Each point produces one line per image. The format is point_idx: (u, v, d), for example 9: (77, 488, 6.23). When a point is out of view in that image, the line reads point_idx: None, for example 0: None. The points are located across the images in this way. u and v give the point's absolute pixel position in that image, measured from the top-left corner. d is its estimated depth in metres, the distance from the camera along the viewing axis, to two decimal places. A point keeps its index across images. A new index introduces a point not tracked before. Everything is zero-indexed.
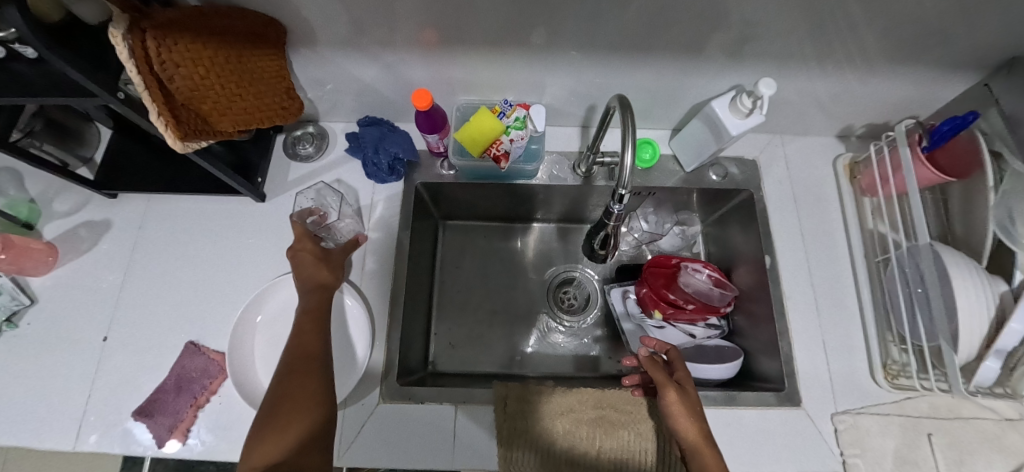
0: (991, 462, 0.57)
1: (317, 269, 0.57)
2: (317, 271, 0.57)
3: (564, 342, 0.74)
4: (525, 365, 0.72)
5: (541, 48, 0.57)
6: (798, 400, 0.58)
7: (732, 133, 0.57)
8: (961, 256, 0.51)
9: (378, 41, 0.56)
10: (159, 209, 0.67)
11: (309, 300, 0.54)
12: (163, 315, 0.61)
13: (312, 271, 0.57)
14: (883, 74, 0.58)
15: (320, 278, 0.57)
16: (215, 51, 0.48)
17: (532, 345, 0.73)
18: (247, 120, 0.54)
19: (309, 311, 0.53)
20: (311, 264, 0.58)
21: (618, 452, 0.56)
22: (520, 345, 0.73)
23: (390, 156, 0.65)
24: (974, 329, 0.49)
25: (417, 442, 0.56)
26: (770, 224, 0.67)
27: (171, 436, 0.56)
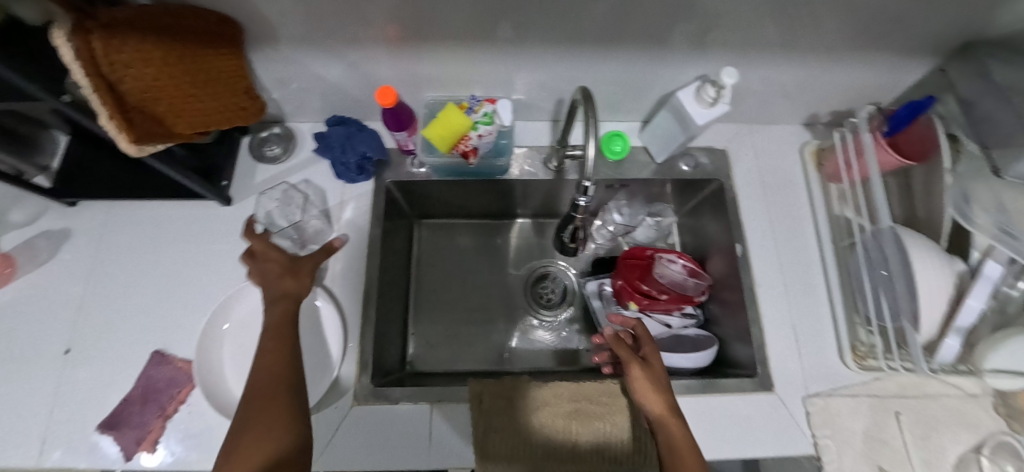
0: (956, 436, 0.58)
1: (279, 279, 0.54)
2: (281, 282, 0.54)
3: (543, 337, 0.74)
4: (504, 361, 0.72)
5: (506, 43, 0.57)
6: (771, 385, 0.59)
7: (698, 123, 0.57)
8: (920, 238, 0.53)
9: (338, 38, 0.55)
10: (122, 216, 0.65)
11: (272, 314, 0.52)
12: (129, 324, 0.60)
13: (275, 280, 0.54)
14: (843, 61, 0.59)
15: (285, 289, 0.54)
16: (169, 51, 0.47)
17: (511, 341, 0.73)
18: (205, 121, 0.53)
19: (273, 325, 0.50)
20: (276, 275, 0.55)
21: (594, 444, 0.57)
22: (499, 342, 0.73)
23: (358, 155, 0.64)
24: (933, 309, 0.50)
25: (392, 443, 0.56)
26: (740, 213, 0.68)
27: (139, 449, 0.54)
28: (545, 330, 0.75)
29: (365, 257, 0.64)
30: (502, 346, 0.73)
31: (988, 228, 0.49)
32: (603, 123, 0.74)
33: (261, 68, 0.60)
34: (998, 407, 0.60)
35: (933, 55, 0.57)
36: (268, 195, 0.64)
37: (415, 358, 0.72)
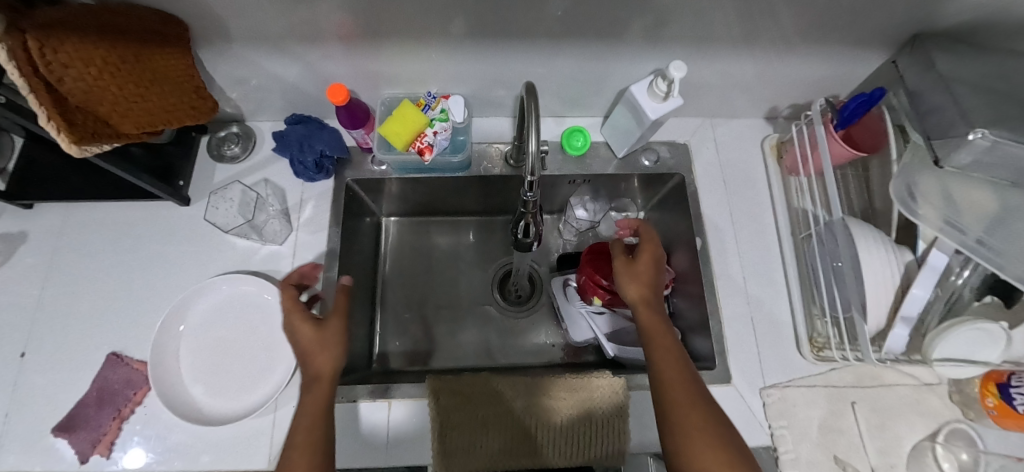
0: (912, 424, 0.59)
1: (311, 360, 0.46)
2: (311, 363, 0.46)
3: (510, 334, 0.74)
4: (470, 358, 0.72)
5: (460, 39, 0.56)
6: (729, 377, 0.60)
7: (651, 117, 0.57)
8: (869, 228, 0.53)
9: (287, 37, 0.55)
10: (79, 219, 0.64)
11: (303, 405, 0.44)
12: (87, 326, 0.59)
13: (306, 355, 0.47)
14: (797, 54, 0.59)
15: (315, 373, 0.46)
16: (109, 50, 0.46)
17: (478, 338, 0.73)
18: (152, 121, 0.52)
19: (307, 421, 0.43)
20: (306, 348, 0.47)
21: (551, 437, 0.57)
22: (466, 339, 0.73)
23: (316, 153, 0.64)
24: (881, 299, 0.50)
25: (350, 440, 0.56)
26: (701, 207, 0.68)
27: (94, 451, 0.54)
28: (512, 326, 0.75)
29: (324, 256, 0.63)
30: (469, 343, 0.73)
31: (934, 221, 0.48)
32: (566, 119, 0.74)
33: (215, 68, 0.60)
34: (953, 395, 0.61)
35: (883, 48, 0.57)
36: (218, 195, 0.63)
37: (382, 355, 0.72)
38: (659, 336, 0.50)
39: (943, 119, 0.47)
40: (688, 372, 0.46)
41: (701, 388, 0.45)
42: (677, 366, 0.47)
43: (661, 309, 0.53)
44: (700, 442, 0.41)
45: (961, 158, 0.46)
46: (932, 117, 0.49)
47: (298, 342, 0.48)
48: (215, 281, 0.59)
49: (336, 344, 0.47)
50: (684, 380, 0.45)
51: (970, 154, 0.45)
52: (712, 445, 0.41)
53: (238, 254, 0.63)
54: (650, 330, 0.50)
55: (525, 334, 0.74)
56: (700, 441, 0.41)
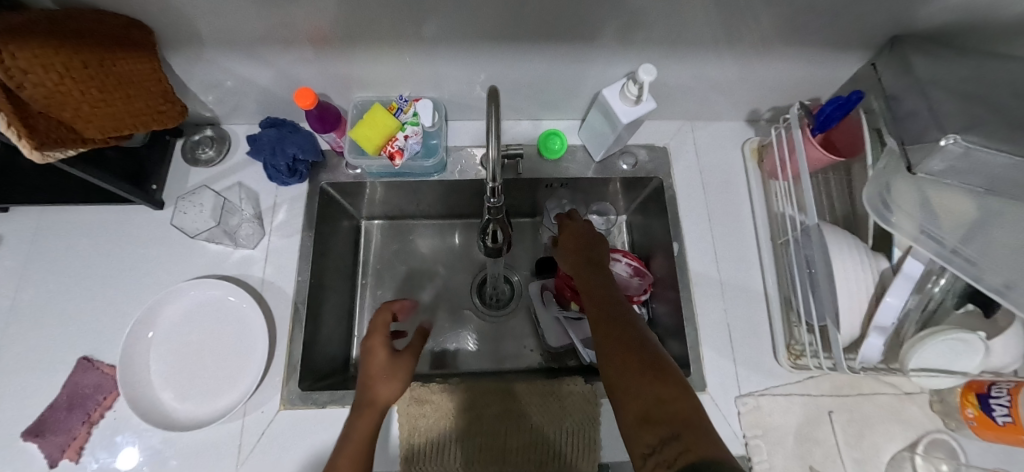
0: (890, 434, 0.58)
1: (376, 382, 0.47)
2: (376, 385, 0.46)
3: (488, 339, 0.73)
4: (446, 362, 0.72)
5: (429, 43, 0.55)
6: (703, 385, 0.59)
7: (623, 121, 0.57)
8: (843, 235, 0.52)
9: (253, 41, 0.54)
10: (53, 222, 0.64)
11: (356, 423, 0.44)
12: (58, 330, 0.59)
13: (368, 381, 0.47)
14: (774, 58, 0.58)
15: (374, 395, 0.46)
16: (70, 55, 0.46)
17: (455, 343, 0.73)
18: (118, 126, 0.52)
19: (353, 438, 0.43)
20: (370, 374, 0.47)
21: (522, 445, 0.56)
22: (443, 344, 0.73)
23: (289, 157, 0.64)
24: (854, 308, 0.49)
25: (318, 446, 0.55)
26: (679, 211, 0.68)
27: (63, 456, 0.54)
28: (486, 332, 0.74)
29: (298, 261, 0.63)
30: (445, 348, 0.72)
31: (910, 230, 0.48)
32: (545, 122, 0.74)
33: (187, 72, 0.59)
34: (934, 405, 0.59)
35: (862, 51, 0.56)
36: (187, 200, 0.63)
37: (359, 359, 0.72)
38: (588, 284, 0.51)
39: (918, 125, 0.46)
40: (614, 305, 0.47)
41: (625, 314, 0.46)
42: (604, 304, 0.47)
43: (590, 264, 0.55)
44: (623, 357, 0.41)
45: (934, 165, 0.44)
46: (909, 122, 0.48)
47: (366, 365, 0.48)
48: (185, 286, 0.59)
49: (404, 374, 0.48)
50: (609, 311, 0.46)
51: (943, 160, 0.43)
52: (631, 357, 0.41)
53: (209, 259, 0.63)
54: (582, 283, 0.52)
55: (488, 341, 0.73)
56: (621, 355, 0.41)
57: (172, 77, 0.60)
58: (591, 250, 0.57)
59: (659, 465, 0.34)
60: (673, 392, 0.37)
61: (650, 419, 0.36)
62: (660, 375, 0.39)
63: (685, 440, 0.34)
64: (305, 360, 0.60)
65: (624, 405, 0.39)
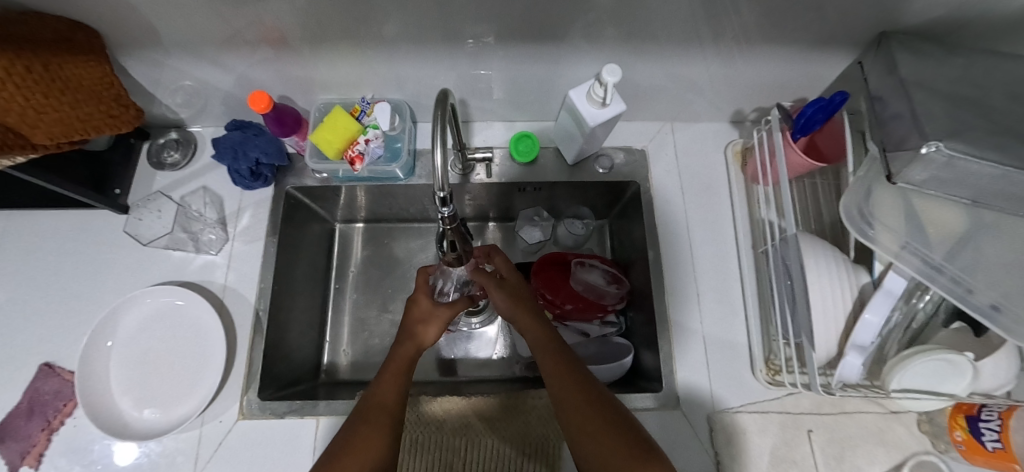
0: (873, 456, 0.55)
1: (427, 323, 0.52)
2: (420, 327, 0.52)
3: (488, 347, 0.72)
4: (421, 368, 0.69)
5: (387, 44, 0.53)
6: (675, 402, 0.56)
7: (590, 124, 0.54)
8: (821, 246, 0.49)
9: (204, 44, 0.53)
10: (19, 226, 0.63)
11: (397, 351, 0.49)
12: (22, 335, 0.59)
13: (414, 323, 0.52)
14: (752, 57, 0.55)
15: (417, 333, 0.51)
16: (13, 61, 0.44)
17: (458, 350, 0.71)
18: (64, 131, 0.51)
19: (396, 365, 0.47)
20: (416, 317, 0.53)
21: (483, 461, 0.54)
22: (447, 350, 0.71)
23: (251, 161, 0.62)
24: (830, 325, 0.46)
25: (274, 456, 0.54)
26: (656, 216, 0.65)
27: (23, 463, 0.53)
28: (494, 339, 0.72)
29: (261, 267, 0.62)
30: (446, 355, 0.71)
31: (890, 245, 0.45)
32: (519, 123, 0.71)
33: (145, 76, 0.58)
34: (922, 424, 0.56)
35: (847, 49, 0.52)
36: (145, 207, 0.64)
37: (331, 365, 0.71)
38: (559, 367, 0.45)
39: (900, 130, 0.43)
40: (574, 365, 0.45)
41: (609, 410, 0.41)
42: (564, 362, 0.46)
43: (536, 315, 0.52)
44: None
45: (915, 175, 0.40)
46: (891, 128, 0.44)
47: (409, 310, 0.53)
48: (141, 293, 0.59)
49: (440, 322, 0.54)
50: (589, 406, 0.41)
51: (925, 169, 0.40)
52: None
53: (172, 264, 0.62)
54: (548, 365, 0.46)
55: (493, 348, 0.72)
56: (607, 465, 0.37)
57: (130, 80, 0.59)
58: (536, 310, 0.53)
59: None
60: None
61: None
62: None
63: None
64: (266, 368, 0.59)
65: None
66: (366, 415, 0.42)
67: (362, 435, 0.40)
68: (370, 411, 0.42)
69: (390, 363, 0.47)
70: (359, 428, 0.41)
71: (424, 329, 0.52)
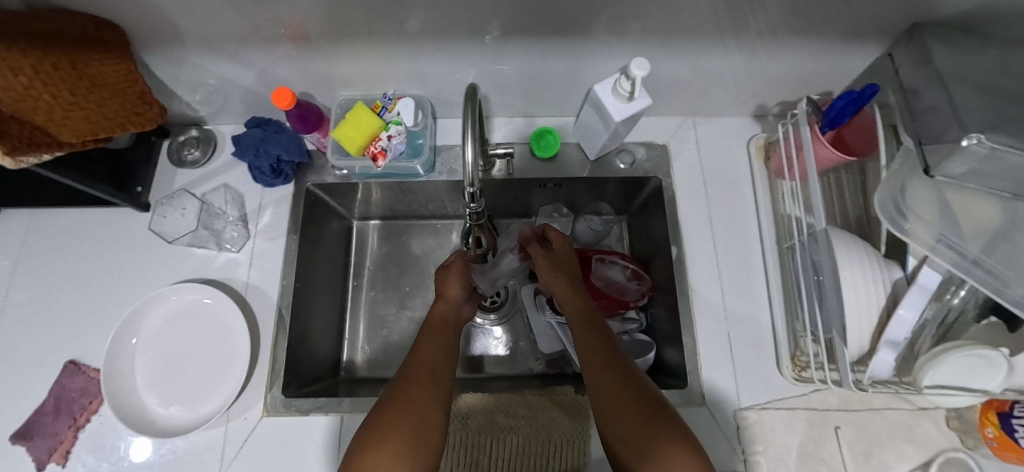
0: (902, 453, 0.54)
1: (449, 278, 0.55)
2: (444, 281, 0.55)
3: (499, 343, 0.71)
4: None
5: (411, 40, 0.53)
6: (700, 398, 0.56)
7: (616, 118, 0.53)
8: (854, 242, 0.48)
9: (228, 41, 0.53)
10: (42, 224, 0.64)
11: (436, 309, 0.52)
12: (48, 332, 0.59)
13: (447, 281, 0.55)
14: (780, 51, 0.54)
15: (445, 287, 0.54)
16: (40, 58, 0.44)
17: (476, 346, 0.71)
18: (91, 129, 0.50)
19: (431, 323, 0.50)
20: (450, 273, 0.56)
21: (508, 459, 0.53)
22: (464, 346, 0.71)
23: (273, 158, 0.62)
24: (863, 321, 0.45)
25: (300, 453, 0.54)
26: (678, 212, 0.65)
27: (50, 460, 0.54)
28: (497, 334, 0.72)
29: (283, 264, 0.62)
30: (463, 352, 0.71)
31: (926, 238, 0.44)
32: (538, 119, 0.71)
33: (168, 74, 0.58)
34: (950, 421, 0.55)
35: (878, 41, 0.51)
36: (168, 204, 0.64)
37: (351, 362, 0.71)
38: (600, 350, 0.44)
39: (937, 123, 0.42)
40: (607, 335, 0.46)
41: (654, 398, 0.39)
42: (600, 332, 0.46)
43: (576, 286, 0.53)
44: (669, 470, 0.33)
45: (954, 168, 0.40)
46: (926, 121, 0.44)
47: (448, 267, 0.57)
48: (166, 291, 0.59)
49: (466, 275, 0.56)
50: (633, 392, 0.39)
51: (965, 162, 0.39)
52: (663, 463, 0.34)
53: (195, 262, 0.62)
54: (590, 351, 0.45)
55: (504, 344, 0.72)
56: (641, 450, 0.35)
57: (153, 77, 0.59)
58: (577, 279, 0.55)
59: None
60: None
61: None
62: None
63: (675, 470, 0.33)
64: (290, 365, 0.59)
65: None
66: (405, 374, 0.43)
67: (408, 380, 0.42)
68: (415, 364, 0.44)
69: (426, 320, 0.50)
70: (397, 387, 0.41)
71: (447, 283, 0.54)
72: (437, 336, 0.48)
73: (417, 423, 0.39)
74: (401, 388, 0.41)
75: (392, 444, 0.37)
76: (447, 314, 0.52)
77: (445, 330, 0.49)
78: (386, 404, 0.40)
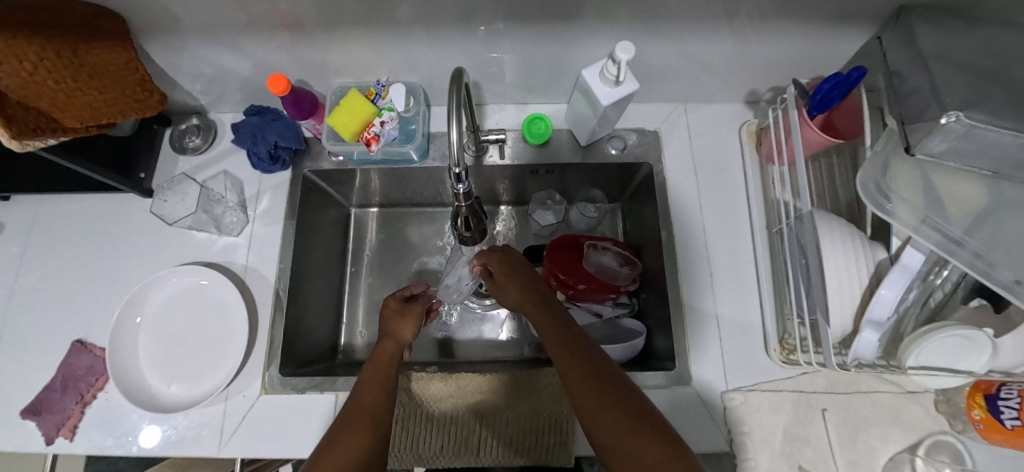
0: (888, 436, 0.54)
1: (401, 322, 0.56)
2: (395, 324, 0.56)
3: (491, 328, 0.73)
4: (418, 352, 0.71)
5: (400, 27, 0.54)
6: (688, 380, 0.57)
7: (603, 102, 0.54)
8: (839, 223, 0.48)
9: (223, 30, 0.54)
10: (50, 210, 0.66)
11: (379, 348, 0.51)
12: (55, 314, 0.61)
13: (393, 327, 0.55)
14: (768, 36, 0.54)
15: (395, 330, 0.55)
16: (43, 45, 0.46)
17: (473, 330, 0.73)
18: (93, 114, 0.52)
19: (377, 363, 0.49)
20: (394, 316, 0.57)
21: (499, 433, 0.55)
22: (456, 331, 0.72)
23: (270, 145, 0.63)
24: (846, 302, 0.46)
25: (297, 429, 0.56)
26: (668, 198, 0.65)
27: (59, 434, 0.56)
28: (497, 320, 0.73)
29: (280, 248, 0.64)
30: (455, 336, 0.72)
31: (910, 220, 0.44)
32: (531, 106, 0.71)
33: (169, 63, 0.60)
34: (939, 405, 0.55)
35: (866, 24, 0.51)
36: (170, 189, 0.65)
37: (348, 346, 0.72)
38: (564, 345, 0.43)
39: (920, 104, 0.42)
40: (574, 335, 0.44)
41: (625, 390, 0.38)
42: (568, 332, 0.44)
43: (536, 291, 0.52)
44: (648, 466, 0.32)
45: (934, 145, 0.40)
46: (910, 102, 0.44)
47: (386, 316, 0.57)
48: (167, 273, 0.60)
49: (415, 319, 0.57)
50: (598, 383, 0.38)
51: (944, 139, 0.39)
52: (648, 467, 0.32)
53: (196, 245, 0.64)
54: (555, 348, 0.43)
55: (501, 328, 0.73)
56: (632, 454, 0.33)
57: (152, 67, 0.60)
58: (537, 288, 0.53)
59: None
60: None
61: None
62: None
63: None
64: (287, 345, 0.61)
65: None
66: (344, 422, 0.41)
67: (349, 428, 0.41)
68: (353, 414, 0.42)
69: (370, 361, 0.49)
70: (337, 434, 0.40)
71: (399, 326, 0.55)
72: (381, 375, 0.47)
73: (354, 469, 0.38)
74: (341, 435, 0.40)
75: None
76: (395, 355, 0.50)
77: (392, 371, 0.48)
78: (327, 450, 0.39)
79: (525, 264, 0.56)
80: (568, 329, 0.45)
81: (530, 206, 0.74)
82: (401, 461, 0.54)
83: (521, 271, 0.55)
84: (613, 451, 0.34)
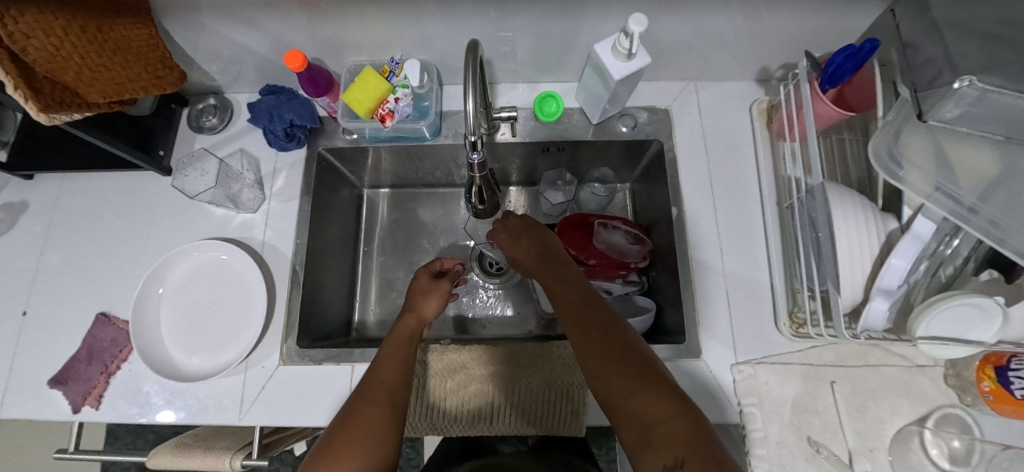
0: (897, 408, 0.55)
1: (424, 298, 0.55)
2: (419, 300, 0.55)
3: (501, 305, 0.74)
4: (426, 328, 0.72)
5: (415, 4, 0.54)
6: (698, 352, 0.57)
7: (615, 77, 0.54)
8: (849, 193, 0.49)
9: (240, 9, 0.55)
10: (73, 188, 0.68)
11: (399, 323, 0.51)
12: (80, 288, 0.63)
13: (416, 303, 0.54)
14: (780, 10, 0.54)
15: (418, 305, 0.54)
16: (69, 20, 0.47)
17: (482, 308, 0.74)
18: (117, 90, 0.54)
19: (399, 336, 0.48)
20: (419, 292, 0.56)
21: (511, 402, 0.56)
22: (465, 308, 0.73)
23: (286, 123, 0.64)
24: (856, 271, 0.46)
25: (313, 400, 0.57)
26: (679, 175, 0.66)
27: (85, 403, 0.58)
28: (506, 299, 0.74)
29: (297, 224, 0.65)
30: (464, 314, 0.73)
31: (922, 187, 0.45)
32: (543, 84, 0.72)
33: (188, 42, 0.61)
34: (948, 379, 0.55)
35: None
36: (189, 165, 0.65)
37: (361, 323, 0.74)
38: (572, 311, 0.43)
39: (932, 73, 0.42)
40: (593, 296, 0.44)
41: (633, 349, 0.38)
42: (587, 294, 0.45)
43: (554, 253, 0.52)
44: (657, 422, 0.33)
45: (946, 112, 0.40)
46: (923, 71, 0.44)
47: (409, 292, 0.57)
48: (188, 248, 0.62)
49: (438, 298, 0.57)
50: (608, 346, 0.38)
51: (957, 105, 0.39)
52: (658, 424, 0.33)
53: (215, 221, 0.66)
54: (567, 311, 0.44)
55: (510, 305, 0.74)
56: (644, 410, 0.33)
57: (171, 47, 0.61)
58: (552, 250, 0.53)
59: (651, 450, 0.32)
60: (704, 445, 0.31)
61: (668, 462, 0.31)
62: (696, 438, 0.32)
63: (682, 448, 0.31)
64: (304, 318, 0.62)
65: (644, 460, 0.32)
66: (361, 394, 0.41)
67: (368, 399, 0.40)
68: (368, 389, 0.41)
69: (391, 335, 0.48)
70: (355, 405, 0.40)
71: (421, 303, 0.55)
72: (399, 352, 0.46)
73: (373, 436, 0.37)
74: (360, 404, 0.40)
75: (352, 458, 0.35)
76: (415, 331, 0.50)
77: (410, 347, 0.48)
78: (343, 420, 0.39)
79: (546, 230, 0.57)
80: (586, 291, 0.45)
81: (540, 186, 0.75)
82: (416, 430, 0.56)
83: (540, 235, 0.55)
84: (619, 409, 0.35)
